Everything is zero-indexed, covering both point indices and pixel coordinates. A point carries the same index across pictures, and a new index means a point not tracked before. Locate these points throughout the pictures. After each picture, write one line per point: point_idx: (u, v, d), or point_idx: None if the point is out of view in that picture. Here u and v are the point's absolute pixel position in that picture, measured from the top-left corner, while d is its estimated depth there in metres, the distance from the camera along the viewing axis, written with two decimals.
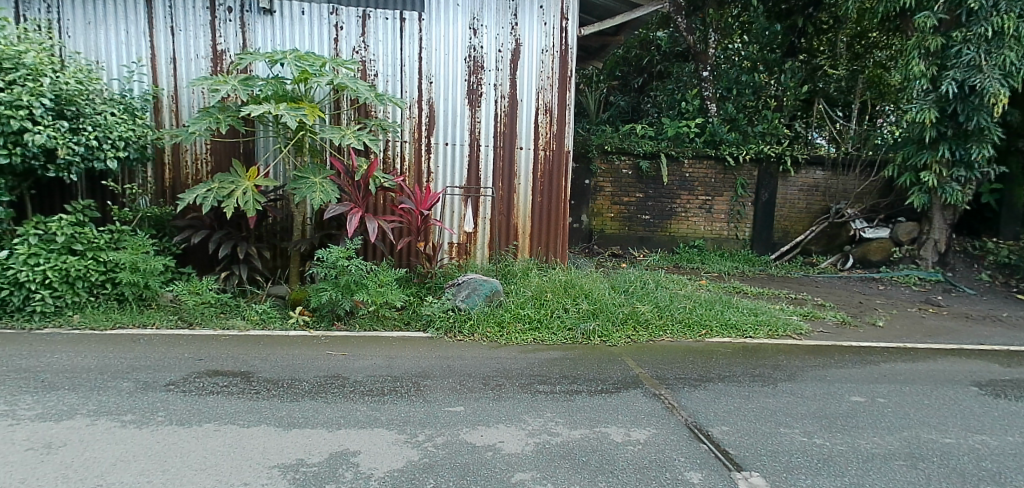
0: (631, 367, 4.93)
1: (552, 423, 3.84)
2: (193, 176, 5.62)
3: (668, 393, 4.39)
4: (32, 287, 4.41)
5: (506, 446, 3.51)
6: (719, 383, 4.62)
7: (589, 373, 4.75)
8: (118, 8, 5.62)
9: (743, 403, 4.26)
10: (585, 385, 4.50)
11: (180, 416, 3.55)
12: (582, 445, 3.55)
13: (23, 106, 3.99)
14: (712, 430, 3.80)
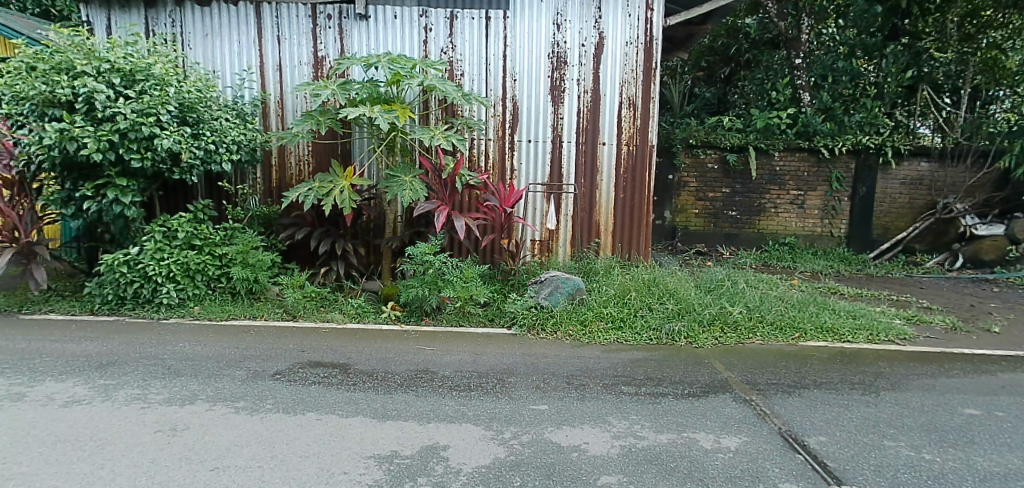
0: (719, 370, 4.73)
1: (638, 426, 3.75)
2: (296, 176, 5.93)
3: (760, 399, 4.18)
4: (160, 280, 4.75)
5: (591, 447, 3.46)
6: (816, 391, 4.34)
7: (675, 376, 4.61)
8: (232, 19, 6.00)
9: (843, 412, 3.98)
10: (671, 388, 4.36)
11: (286, 404, 3.76)
12: (670, 450, 3.44)
13: (153, 114, 4.28)
14: (809, 440, 3.58)
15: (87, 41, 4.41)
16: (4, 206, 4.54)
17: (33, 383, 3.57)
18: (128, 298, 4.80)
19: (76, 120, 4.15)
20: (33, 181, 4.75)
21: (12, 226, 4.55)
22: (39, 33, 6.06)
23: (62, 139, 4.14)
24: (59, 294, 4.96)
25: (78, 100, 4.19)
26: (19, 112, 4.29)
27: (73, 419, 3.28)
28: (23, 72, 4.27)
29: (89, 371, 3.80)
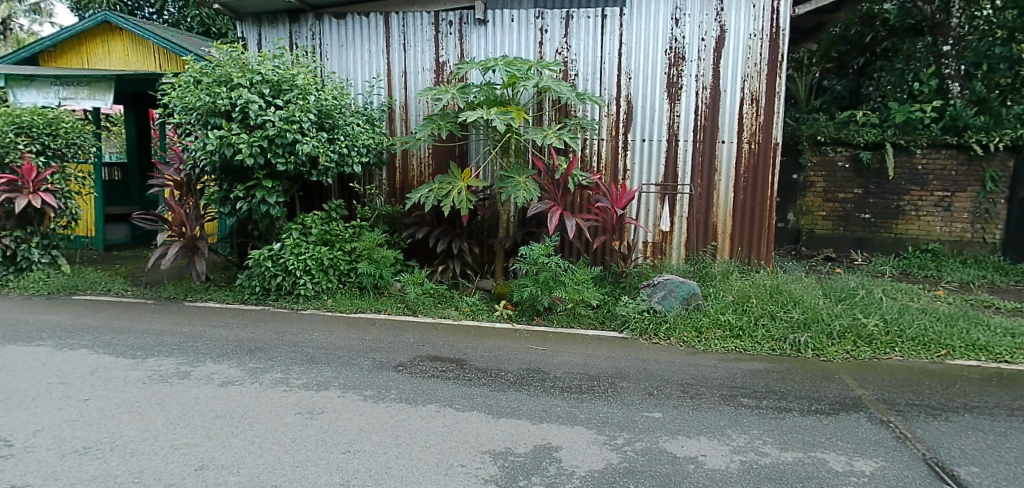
0: (851, 387, 4.32)
1: (760, 442, 3.49)
2: (417, 177, 6.20)
3: (899, 421, 3.77)
4: (298, 273, 5.15)
5: (709, 460, 3.27)
6: (966, 416, 3.84)
7: (800, 390, 4.27)
8: (363, 30, 6.39)
9: (1001, 442, 3.47)
10: (796, 403, 4.04)
11: (407, 395, 3.92)
12: (796, 470, 3.16)
13: (296, 121, 4.64)
14: (959, 471, 3.16)
15: (242, 55, 4.84)
16: (175, 205, 5.12)
17: (196, 362, 3.94)
18: (272, 290, 5.24)
19: (233, 128, 4.58)
20: (197, 183, 5.30)
21: (181, 223, 5.11)
22: (201, 50, 6.76)
23: (221, 145, 4.59)
24: (216, 284, 5.52)
25: (235, 109, 4.62)
26: (187, 121, 4.80)
27: (227, 398, 3.57)
28: (190, 85, 4.75)
29: (240, 355, 4.15)
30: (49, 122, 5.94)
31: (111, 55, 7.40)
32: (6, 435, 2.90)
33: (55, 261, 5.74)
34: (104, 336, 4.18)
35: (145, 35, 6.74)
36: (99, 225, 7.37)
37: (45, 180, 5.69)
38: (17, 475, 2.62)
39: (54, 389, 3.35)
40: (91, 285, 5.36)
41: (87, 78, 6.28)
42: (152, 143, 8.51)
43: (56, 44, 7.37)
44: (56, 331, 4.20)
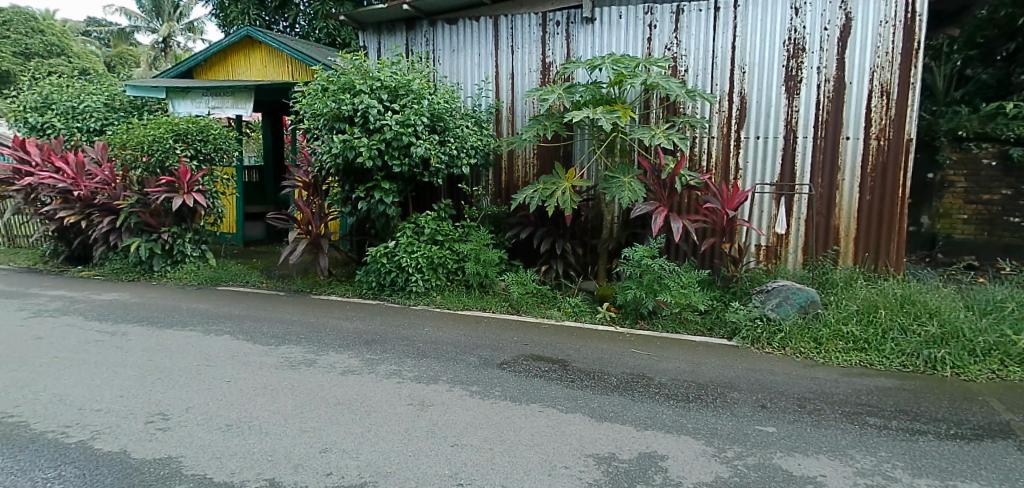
0: (1000, 411, 3.82)
1: (888, 465, 3.16)
2: (522, 178, 6.28)
3: None
4: (410, 270, 5.37)
5: (830, 482, 2.99)
6: None
7: (938, 411, 3.83)
8: (473, 35, 6.56)
9: None
10: (931, 426, 3.63)
11: (512, 393, 3.96)
12: None
13: (411, 125, 4.84)
14: None
15: (363, 63, 5.10)
16: (304, 205, 5.51)
17: (320, 352, 4.21)
18: (386, 286, 5.50)
19: (355, 132, 4.84)
20: (322, 185, 5.67)
21: (308, 222, 5.49)
22: (327, 59, 7.26)
23: (344, 148, 4.87)
24: (337, 279, 5.87)
25: (357, 115, 4.88)
26: (315, 126, 5.13)
27: (343, 387, 3.76)
28: (318, 93, 5.07)
29: (358, 346, 4.39)
30: (201, 129, 6.61)
31: (250, 68, 8.11)
32: (161, 407, 3.18)
33: (205, 255, 6.37)
34: (242, 324, 4.57)
35: (279, 47, 7.32)
36: (240, 222, 8.11)
37: (198, 183, 6.24)
38: (169, 446, 2.85)
39: (202, 369, 3.69)
40: (232, 277, 5.89)
41: (232, 88, 6.73)
42: (284, 147, 9.18)
43: (207, 58, 8.17)
44: (202, 318, 4.64)
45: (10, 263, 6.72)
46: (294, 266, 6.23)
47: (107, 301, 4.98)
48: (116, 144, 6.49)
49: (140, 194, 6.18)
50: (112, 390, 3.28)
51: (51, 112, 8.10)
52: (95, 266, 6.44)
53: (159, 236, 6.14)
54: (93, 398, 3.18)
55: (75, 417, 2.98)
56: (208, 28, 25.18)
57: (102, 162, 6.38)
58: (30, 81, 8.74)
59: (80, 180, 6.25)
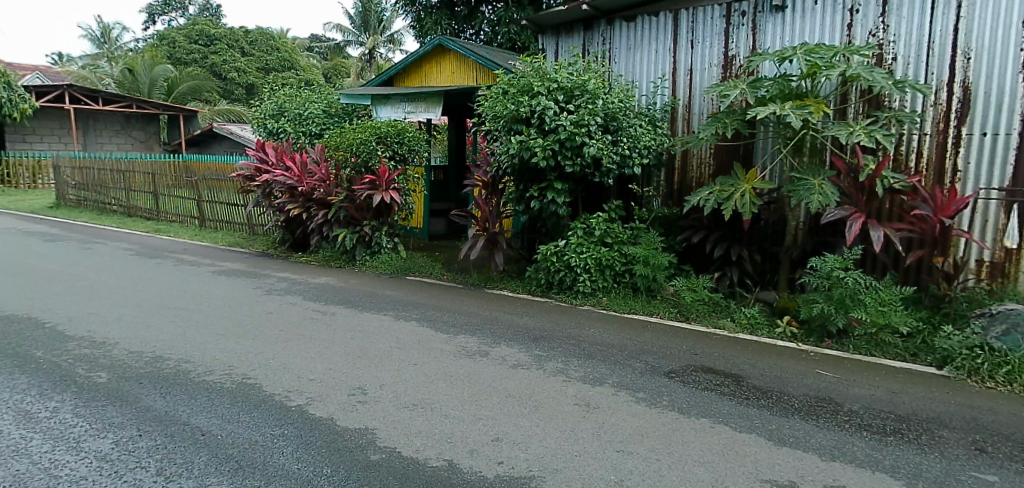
0: None
1: None
2: (697, 178, 6.01)
3: None
4: (578, 270, 5.38)
5: None
6: None
7: None
8: (651, 31, 6.40)
9: None
10: None
11: (681, 405, 3.72)
12: None
13: (584, 125, 4.87)
14: None
15: (541, 65, 5.22)
16: (482, 203, 5.80)
17: (493, 344, 4.37)
18: (554, 284, 5.58)
19: (531, 133, 4.97)
20: (499, 184, 5.89)
21: (486, 219, 5.76)
22: (507, 62, 7.60)
23: (520, 149, 5.02)
24: (509, 275, 6.09)
25: (534, 116, 5.00)
26: (494, 128, 5.35)
27: (513, 380, 3.84)
28: (498, 96, 5.27)
29: (527, 342, 4.47)
30: (399, 132, 7.25)
31: (437, 74, 8.70)
32: (359, 383, 3.52)
33: (397, 247, 7.00)
34: (425, 313, 4.92)
35: (466, 53, 7.82)
36: (426, 218, 8.75)
37: (394, 181, 6.87)
38: (365, 419, 3.14)
39: (392, 351, 4.03)
40: (419, 268, 6.41)
41: (425, 93, 7.23)
42: (466, 149, 9.70)
43: (403, 67, 8.97)
44: (393, 305, 5.09)
45: (250, 246, 8.00)
46: (471, 261, 6.61)
47: (317, 284, 5.67)
48: (332, 146, 7.27)
49: (348, 191, 6.91)
50: (322, 364, 3.71)
51: (283, 118, 9.45)
52: (312, 254, 7.33)
53: (361, 228, 6.85)
54: (307, 368, 3.61)
55: (294, 383, 3.40)
56: (404, 40, 27.76)
57: (320, 162, 7.12)
58: (268, 92, 10.28)
59: (303, 178, 7.08)
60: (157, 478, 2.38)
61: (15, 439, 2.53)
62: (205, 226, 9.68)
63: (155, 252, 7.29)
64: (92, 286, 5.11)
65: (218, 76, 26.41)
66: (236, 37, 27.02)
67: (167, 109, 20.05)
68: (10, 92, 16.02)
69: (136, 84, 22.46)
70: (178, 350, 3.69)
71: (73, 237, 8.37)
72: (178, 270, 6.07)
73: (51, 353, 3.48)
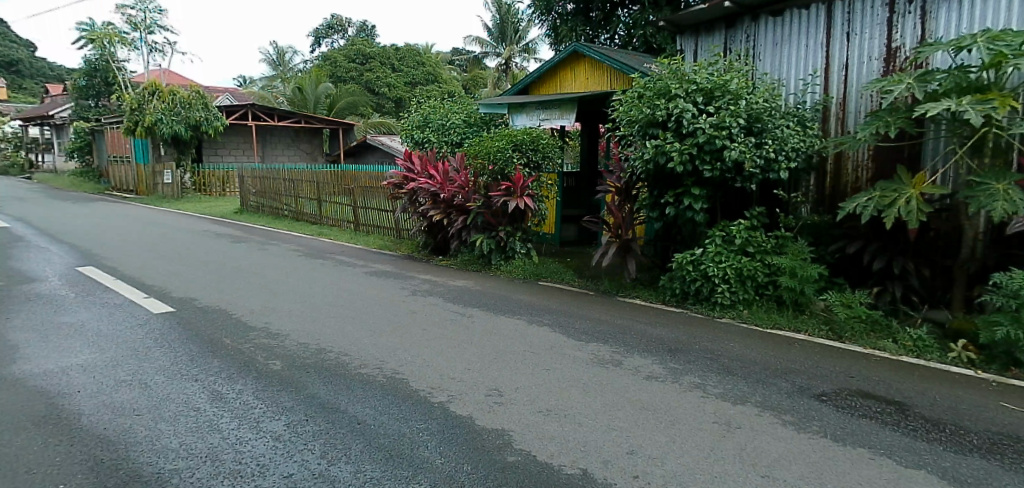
0: None
1: None
2: (852, 183, 5.51)
3: None
4: (716, 280, 5.12)
5: None
6: None
7: None
8: (801, 26, 5.95)
9: None
10: None
11: (834, 431, 3.28)
12: None
13: (725, 128, 4.64)
14: None
15: (680, 66, 5.06)
16: (616, 209, 5.73)
17: (626, 353, 4.24)
18: (690, 294, 5.35)
19: (668, 137, 4.82)
20: (633, 190, 5.78)
21: (618, 226, 5.69)
22: (642, 66, 7.46)
23: (656, 154, 4.88)
24: (641, 283, 5.97)
25: (671, 119, 4.85)
26: (629, 133, 5.25)
27: (650, 389, 3.69)
28: (634, 100, 5.17)
29: (662, 353, 4.28)
30: (534, 140, 7.36)
31: (570, 81, 8.73)
32: (496, 384, 3.59)
33: (530, 253, 7.14)
34: (559, 319, 4.94)
35: (601, 58, 7.78)
36: (558, 224, 8.81)
37: (529, 188, 6.99)
38: (502, 420, 3.17)
39: (527, 355, 4.08)
40: (551, 273, 6.48)
41: (560, 100, 7.26)
42: (598, 155, 9.61)
43: (539, 75, 9.11)
44: (528, 310, 5.17)
45: (397, 250, 8.55)
46: (602, 268, 6.56)
47: (456, 287, 5.92)
48: (471, 154, 7.57)
49: (484, 198, 7.17)
50: (461, 365, 3.83)
51: (428, 129, 10.00)
52: (450, 257, 7.67)
53: (496, 233, 7.08)
54: (449, 368, 3.76)
55: (438, 381, 3.55)
56: (539, 47, 28.16)
57: (460, 170, 7.41)
58: (415, 105, 10.93)
59: (444, 185, 7.36)
60: (320, 461, 2.59)
61: (209, 415, 2.88)
62: (359, 231, 10.51)
63: (317, 253, 8.10)
64: (267, 283, 5.78)
65: (372, 91, 28.70)
66: (387, 55, 29.30)
67: (327, 123, 22.04)
68: (207, 112, 18.10)
69: (304, 102, 25.05)
70: (338, 344, 4.01)
71: (251, 238, 9.49)
72: (332, 271, 6.65)
73: (237, 341, 3.95)
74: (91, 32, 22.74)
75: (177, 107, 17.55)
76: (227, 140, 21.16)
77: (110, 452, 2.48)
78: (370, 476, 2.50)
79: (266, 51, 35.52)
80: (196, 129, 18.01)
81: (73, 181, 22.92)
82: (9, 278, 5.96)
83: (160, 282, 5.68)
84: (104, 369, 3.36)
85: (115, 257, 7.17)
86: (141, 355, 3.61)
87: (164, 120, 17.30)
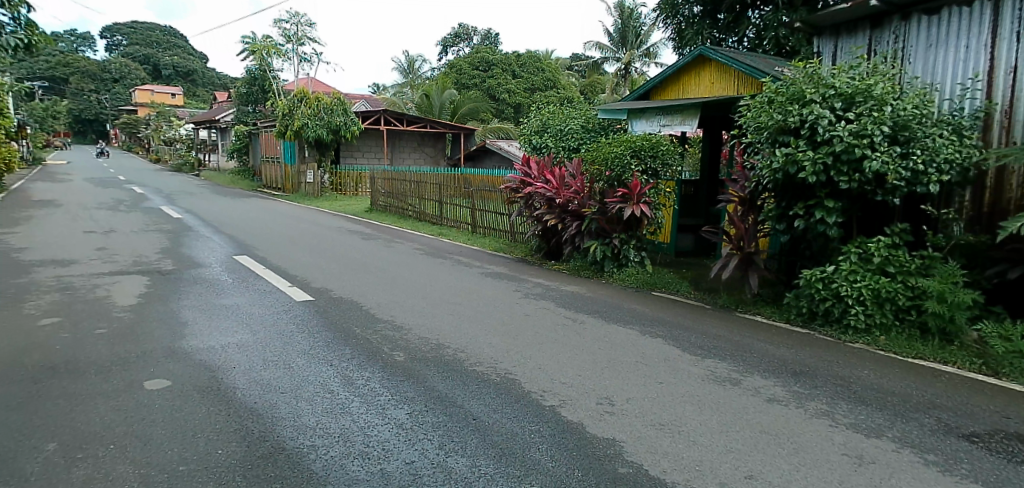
0: None
1: None
2: (1018, 200, 4.86)
3: None
4: (849, 301, 4.73)
5: None
6: None
7: None
8: (961, 24, 5.33)
9: None
10: None
11: (989, 479, 2.78)
12: None
13: (866, 135, 4.32)
14: None
15: (817, 71, 4.79)
16: (738, 221, 5.49)
17: (745, 373, 4.02)
18: (818, 315, 4.99)
19: (800, 145, 4.56)
20: (758, 200, 5.52)
21: (741, 237, 5.46)
22: (773, 70, 7.07)
23: (786, 163, 4.62)
24: (763, 299, 5.66)
25: (804, 126, 4.59)
26: (757, 140, 5.02)
27: (772, 412, 3.46)
28: (763, 105, 4.94)
29: (785, 376, 4.01)
30: (653, 146, 7.23)
31: (695, 85, 8.46)
32: (607, 393, 3.53)
33: (644, 262, 7.01)
34: (674, 331, 4.80)
35: (727, 62, 7.48)
36: (673, 233, 8.55)
37: (645, 195, 6.86)
38: (614, 428, 3.09)
39: (639, 366, 4.00)
40: (665, 284, 6.32)
41: (682, 105, 7.01)
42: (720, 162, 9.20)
43: (661, 80, 8.93)
44: (642, 320, 5.07)
45: (510, 252, 8.72)
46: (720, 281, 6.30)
47: (568, 292, 5.94)
48: (588, 160, 7.54)
49: (600, 204, 7.14)
50: (572, 370, 3.83)
51: (546, 134, 10.12)
52: (563, 262, 7.72)
53: (610, 240, 6.99)
54: (560, 373, 3.77)
55: (549, 385, 3.57)
56: (662, 51, 27.66)
57: (576, 176, 7.42)
58: (534, 110, 11.10)
59: (560, 190, 7.44)
60: (439, 451, 2.69)
61: (341, 398, 3.10)
62: (475, 232, 10.84)
63: (437, 252, 8.49)
64: (391, 278, 6.13)
65: (493, 97, 29.61)
66: (509, 61, 30.09)
67: (449, 127, 22.98)
68: (346, 117, 19.55)
69: (429, 107, 26.44)
70: (456, 341, 4.16)
71: (379, 236, 10.13)
72: (449, 270, 6.92)
73: (366, 332, 4.22)
74: (253, 45, 25.03)
75: (320, 113, 19.02)
76: (361, 143, 22.61)
77: (259, 424, 2.74)
78: (485, 472, 2.54)
79: (399, 60, 37.74)
80: (337, 133, 19.46)
81: (231, 179, 25.75)
82: (181, 262, 6.82)
83: (300, 272, 6.22)
84: (255, 348, 3.74)
85: (261, 248, 7.95)
86: (286, 338, 3.97)
87: (310, 125, 18.84)
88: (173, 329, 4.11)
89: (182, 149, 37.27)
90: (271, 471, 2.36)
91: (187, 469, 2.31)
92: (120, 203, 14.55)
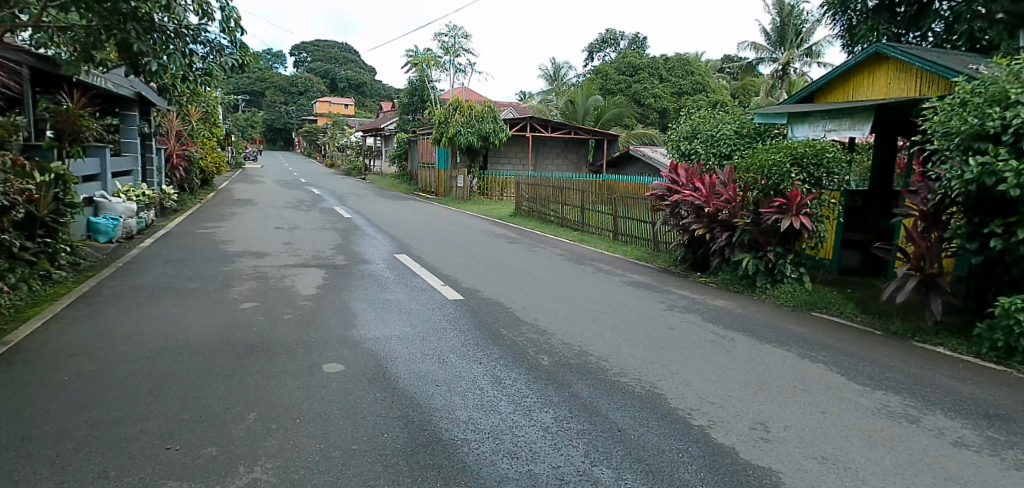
0: None
1: None
2: None
3: None
4: None
5: None
6: None
7: None
8: None
9: None
10: None
11: None
12: None
13: None
14: None
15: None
16: (918, 237, 4.92)
17: (925, 410, 3.57)
18: (1018, 351, 4.29)
19: (1001, 153, 3.99)
20: (944, 215, 4.91)
21: (921, 256, 4.88)
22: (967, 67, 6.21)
23: (982, 173, 4.06)
24: (946, 329, 4.99)
25: (1008, 131, 4.02)
26: (945, 147, 4.49)
27: (958, 457, 3.01)
28: (955, 107, 4.43)
29: (975, 418, 3.49)
30: (817, 152, 6.61)
31: (869, 87, 7.70)
32: (761, 418, 3.31)
33: (802, 278, 6.52)
34: (836, 356, 4.40)
35: (907, 60, 6.72)
36: (835, 249, 7.83)
37: (806, 206, 6.38)
38: (770, 457, 2.88)
39: (798, 392, 3.71)
40: (826, 305, 5.82)
41: (852, 108, 6.45)
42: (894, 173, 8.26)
43: (827, 82, 8.25)
44: (799, 341, 4.72)
45: (653, 262, 8.52)
46: (893, 305, 5.67)
47: (715, 306, 5.68)
48: (741, 167, 7.18)
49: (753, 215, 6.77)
50: (723, 389, 3.66)
51: (696, 140, 9.73)
52: (710, 274, 7.41)
53: (765, 253, 6.60)
54: (709, 391, 3.62)
55: (698, 403, 3.43)
56: (827, 49, 25.48)
57: (727, 184, 7.14)
58: (683, 115, 10.73)
59: (710, 198, 7.16)
60: (584, 460, 2.67)
61: (491, 397, 3.21)
62: (616, 240, 10.74)
63: (578, 258, 8.55)
64: (537, 283, 6.26)
65: (638, 102, 29.16)
66: (657, 65, 29.46)
67: (591, 134, 22.96)
68: (496, 124, 20.29)
69: (575, 114, 26.68)
70: (600, 350, 4.14)
71: (523, 240, 10.40)
72: (591, 276, 6.93)
73: (514, 334, 4.34)
74: (415, 57, 26.80)
75: (472, 121, 19.96)
76: (506, 150, 23.36)
77: (418, 414, 2.92)
78: (631, 485, 2.48)
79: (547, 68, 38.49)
80: (485, 140, 20.34)
81: (395, 182, 27.81)
82: (351, 257, 7.51)
83: (451, 272, 6.56)
84: (417, 342, 4.00)
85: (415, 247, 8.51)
86: (442, 334, 4.20)
87: (462, 131, 19.85)
88: (345, 318, 4.52)
89: (350, 154, 41.11)
90: (427, 460, 2.49)
91: (358, 448, 2.52)
92: (300, 202, 16.36)
